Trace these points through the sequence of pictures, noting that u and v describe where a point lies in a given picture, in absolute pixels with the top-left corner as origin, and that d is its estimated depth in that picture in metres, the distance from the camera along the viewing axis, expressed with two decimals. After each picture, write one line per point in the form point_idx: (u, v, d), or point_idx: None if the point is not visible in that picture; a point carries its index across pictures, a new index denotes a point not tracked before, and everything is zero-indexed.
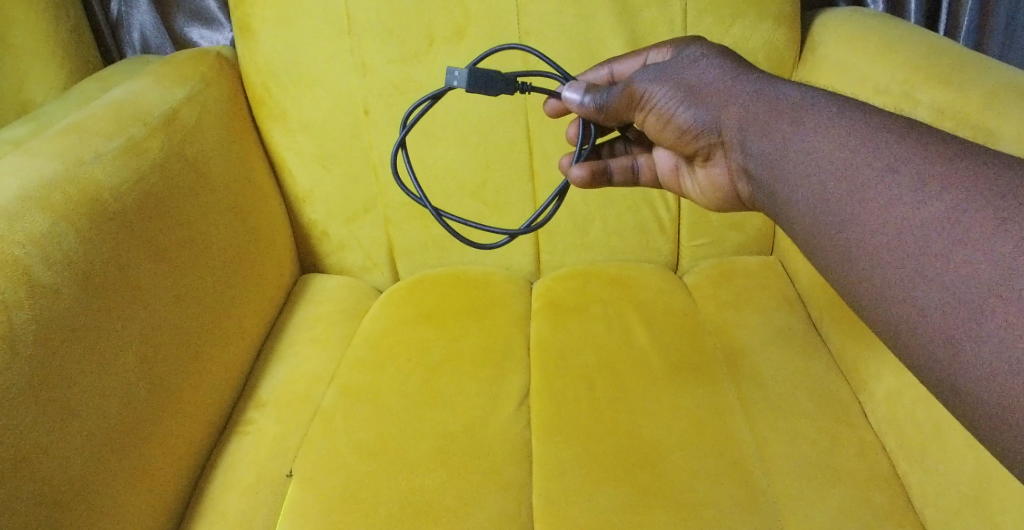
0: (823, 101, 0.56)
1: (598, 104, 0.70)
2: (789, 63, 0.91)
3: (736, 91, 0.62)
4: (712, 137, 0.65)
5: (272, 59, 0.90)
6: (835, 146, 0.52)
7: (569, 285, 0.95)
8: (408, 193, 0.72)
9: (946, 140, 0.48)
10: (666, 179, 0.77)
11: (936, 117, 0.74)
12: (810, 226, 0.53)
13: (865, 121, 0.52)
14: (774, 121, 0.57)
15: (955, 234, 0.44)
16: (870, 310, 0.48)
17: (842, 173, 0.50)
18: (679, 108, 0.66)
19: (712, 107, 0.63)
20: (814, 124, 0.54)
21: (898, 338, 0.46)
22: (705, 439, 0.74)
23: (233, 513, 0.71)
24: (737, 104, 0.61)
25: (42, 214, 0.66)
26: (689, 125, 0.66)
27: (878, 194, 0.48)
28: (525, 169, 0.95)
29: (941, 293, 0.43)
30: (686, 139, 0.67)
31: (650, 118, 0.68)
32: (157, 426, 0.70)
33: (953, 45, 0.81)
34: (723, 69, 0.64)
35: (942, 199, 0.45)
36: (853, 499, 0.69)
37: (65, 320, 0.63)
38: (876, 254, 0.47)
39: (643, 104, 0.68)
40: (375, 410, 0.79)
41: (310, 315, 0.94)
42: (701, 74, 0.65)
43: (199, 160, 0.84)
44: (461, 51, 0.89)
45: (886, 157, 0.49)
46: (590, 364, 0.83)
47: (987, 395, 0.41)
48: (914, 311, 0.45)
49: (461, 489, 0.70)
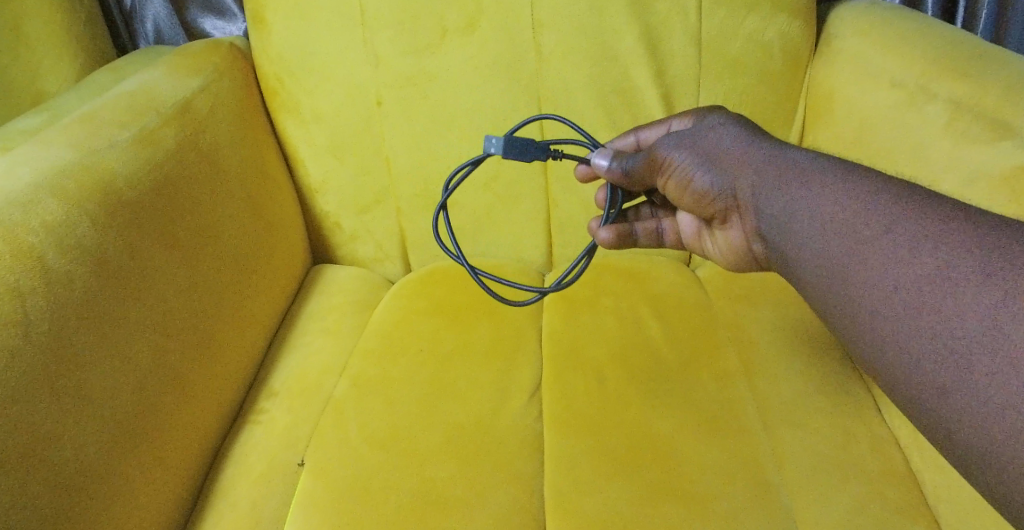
0: (827, 167, 0.60)
1: (624, 169, 0.73)
2: (803, 55, 0.89)
3: (749, 157, 0.66)
4: (729, 201, 0.69)
5: (285, 51, 0.90)
6: (837, 209, 0.56)
7: (581, 277, 0.95)
8: (446, 251, 0.77)
9: (937, 202, 0.52)
10: (690, 241, 0.80)
11: (952, 111, 0.74)
12: (817, 285, 0.57)
13: (866, 186, 0.56)
14: (782, 184, 0.62)
15: (944, 288, 0.48)
16: (873, 359, 0.52)
17: (846, 233, 0.55)
18: (698, 171, 0.70)
19: (726, 171, 0.68)
20: (821, 188, 0.58)
21: (897, 385, 0.50)
22: (717, 432, 0.74)
23: (244, 501, 0.72)
24: (753, 168, 0.65)
25: (57, 201, 0.66)
26: (707, 189, 0.70)
27: (877, 255, 0.52)
28: (538, 162, 0.94)
29: (932, 343, 0.47)
30: (705, 203, 0.71)
31: (671, 183, 0.73)
32: (171, 412, 0.70)
33: (968, 38, 0.80)
34: (739, 136, 0.69)
35: (932, 257, 0.49)
36: (866, 493, 0.68)
37: (79, 307, 0.64)
38: (875, 308, 0.51)
39: (666, 169, 0.72)
40: (386, 400, 0.79)
41: (322, 305, 0.94)
42: (717, 141, 0.70)
43: (212, 150, 0.84)
44: (474, 43, 0.88)
45: (883, 220, 0.53)
46: (602, 355, 0.82)
47: (973, 439, 0.45)
48: (909, 364, 0.49)
49: (471, 479, 0.71)
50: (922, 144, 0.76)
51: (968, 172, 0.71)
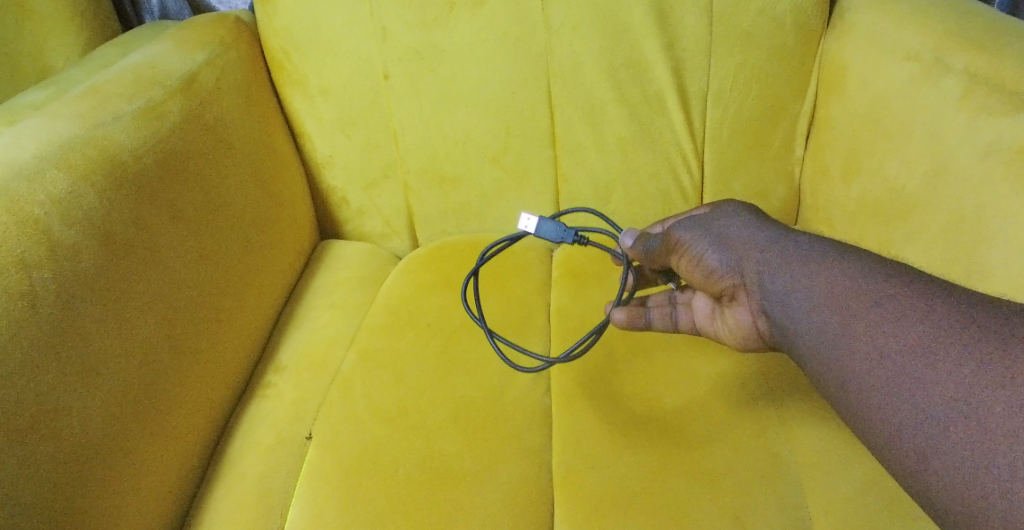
0: (820, 245, 0.63)
1: (644, 248, 0.77)
2: (817, 28, 0.88)
3: (755, 237, 0.67)
4: (735, 279, 0.69)
5: (291, 24, 0.89)
6: (831, 282, 0.59)
7: (590, 252, 0.94)
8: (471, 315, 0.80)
9: (922, 278, 0.56)
10: (705, 326, 0.74)
11: (969, 82, 0.72)
12: (812, 357, 0.59)
13: (859, 263, 0.59)
14: (783, 258, 0.64)
15: (928, 362, 0.52)
16: (864, 428, 0.55)
17: (838, 307, 0.58)
18: (708, 251, 0.70)
19: (734, 250, 0.68)
20: (814, 264, 0.61)
21: (879, 448, 0.54)
22: (726, 405, 0.73)
23: (252, 473, 0.72)
24: (755, 247, 0.67)
25: (63, 173, 0.66)
26: (715, 267, 0.70)
27: (867, 327, 0.56)
28: (547, 136, 0.93)
29: (916, 413, 0.51)
30: (712, 280, 0.71)
31: (684, 262, 0.73)
32: (178, 384, 0.70)
33: (986, 11, 0.78)
34: (745, 220, 0.70)
35: (917, 330, 0.53)
36: (875, 467, 0.67)
37: (86, 279, 0.64)
38: (862, 377, 0.55)
39: (677, 249, 0.74)
40: (394, 374, 0.79)
41: (330, 280, 0.94)
42: (728, 224, 0.71)
43: (218, 124, 0.83)
44: (482, 16, 0.87)
45: (873, 294, 0.57)
46: (611, 330, 0.82)
47: (952, 501, 0.49)
48: (891, 428, 0.53)
49: (479, 452, 0.71)
50: (936, 117, 0.74)
51: (986, 144, 0.70)
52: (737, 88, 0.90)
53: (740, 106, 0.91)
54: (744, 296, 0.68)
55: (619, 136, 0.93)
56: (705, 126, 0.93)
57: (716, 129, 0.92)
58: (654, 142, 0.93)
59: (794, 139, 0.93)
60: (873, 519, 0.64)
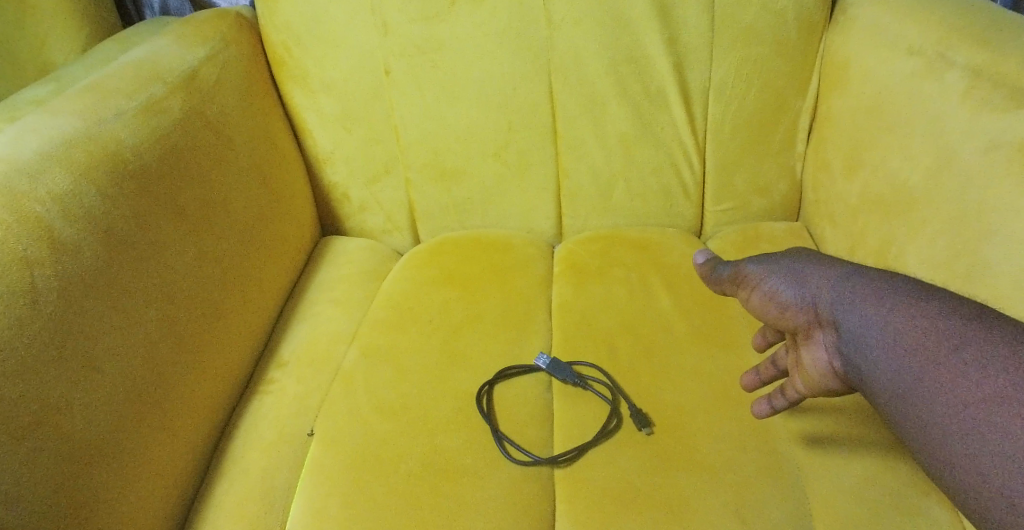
0: (897, 282, 0.61)
1: (714, 276, 0.75)
2: (819, 23, 0.88)
3: (829, 273, 0.64)
4: (810, 316, 0.65)
5: (292, 20, 0.88)
6: (909, 323, 0.58)
7: (592, 248, 0.94)
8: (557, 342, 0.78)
9: (1002, 320, 0.55)
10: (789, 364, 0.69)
11: (971, 78, 0.72)
12: (889, 400, 0.58)
13: (936, 303, 0.58)
14: (859, 296, 0.61)
15: (1012, 410, 0.51)
16: (944, 473, 0.55)
17: (916, 350, 0.56)
18: (781, 286, 0.67)
19: (809, 285, 0.65)
20: (890, 303, 0.59)
21: (966, 498, 0.53)
22: (727, 402, 0.73)
23: (254, 469, 0.72)
24: (830, 283, 0.64)
25: (63, 170, 0.66)
26: (789, 303, 0.66)
27: (948, 373, 0.54)
28: (548, 131, 0.93)
29: (1002, 462, 0.51)
30: (786, 318, 0.67)
31: (753, 297, 0.70)
32: (180, 382, 0.70)
33: (989, 6, 0.78)
34: (820, 257, 0.67)
35: (1001, 377, 0.52)
36: (876, 463, 0.67)
37: (88, 277, 0.64)
38: (945, 425, 0.54)
39: (746, 284, 0.71)
40: (395, 370, 0.79)
41: (331, 276, 0.94)
42: (803, 260, 0.67)
43: (219, 121, 0.83)
44: (482, 11, 0.87)
45: (952, 337, 0.55)
46: (613, 327, 0.82)
47: None
48: (979, 479, 0.52)
49: (481, 448, 0.71)
50: (938, 113, 0.74)
51: (987, 140, 0.70)
52: (739, 82, 0.90)
53: (742, 101, 0.91)
54: (822, 333, 0.64)
55: (620, 131, 0.92)
56: (706, 122, 0.93)
57: (718, 125, 0.92)
58: (656, 137, 0.93)
59: (796, 134, 0.93)
60: (872, 515, 0.64)
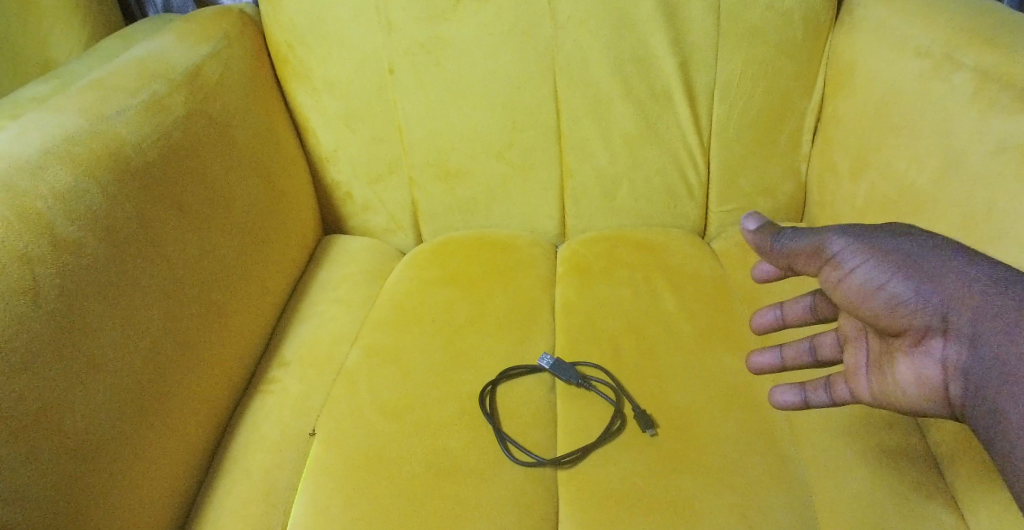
0: None
1: (778, 244, 0.67)
2: (825, 23, 0.87)
3: (970, 275, 0.60)
4: (934, 321, 0.61)
5: (296, 18, 0.88)
6: None
7: (596, 248, 0.93)
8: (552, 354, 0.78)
9: None
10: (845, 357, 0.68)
11: (979, 80, 0.72)
12: (1004, 425, 0.56)
13: None
14: (1010, 315, 0.57)
15: None
16: None
17: None
18: (899, 279, 0.61)
19: (940, 286, 0.60)
20: None
21: None
22: (733, 404, 0.73)
23: (256, 470, 0.71)
24: (972, 291, 0.59)
25: (66, 167, 0.66)
26: (905, 300, 0.61)
27: None
28: (552, 131, 0.93)
29: None
30: (895, 314, 0.62)
31: (849, 279, 0.64)
32: (182, 380, 0.70)
33: (998, 7, 0.78)
34: (949, 248, 0.61)
35: None
36: (884, 468, 0.67)
37: (89, 274, 0.63)
38: None
39: (837, 263, 0.64)
40: (398, 370, 0.78)
41: (334, 275, 0.94)
42: (928, 249, 0.62)
43: (222, 118, 0.83)
44: (487, 9, 0.86)
45: None
46: (618, 327, 0.81)
47: None
48: None
49: (485, 449, 0.70)
50: (946, 115, 0.74)
51: (995, 142, 0.69)
52: (745, 83, 0.89)
53: (747, 102, 0.90)
54: (947, 341, 0.60)
55: (625, 132, 0.92)
56: (711, 122, 0.92)
57: (723, 125, 0.92)
58: (661, 137, 0.92)
59: (801, 135, 0.93)
60: (878, 518, 0.64)
